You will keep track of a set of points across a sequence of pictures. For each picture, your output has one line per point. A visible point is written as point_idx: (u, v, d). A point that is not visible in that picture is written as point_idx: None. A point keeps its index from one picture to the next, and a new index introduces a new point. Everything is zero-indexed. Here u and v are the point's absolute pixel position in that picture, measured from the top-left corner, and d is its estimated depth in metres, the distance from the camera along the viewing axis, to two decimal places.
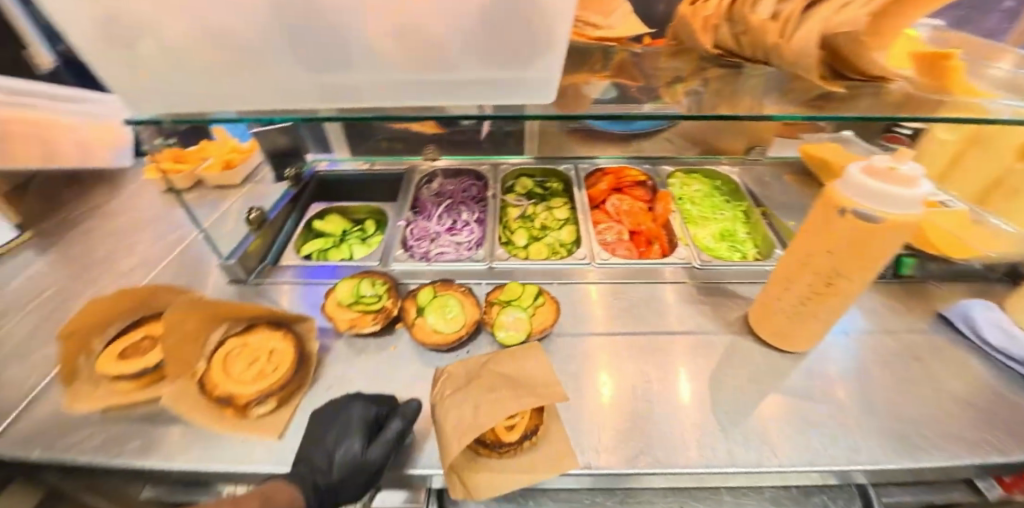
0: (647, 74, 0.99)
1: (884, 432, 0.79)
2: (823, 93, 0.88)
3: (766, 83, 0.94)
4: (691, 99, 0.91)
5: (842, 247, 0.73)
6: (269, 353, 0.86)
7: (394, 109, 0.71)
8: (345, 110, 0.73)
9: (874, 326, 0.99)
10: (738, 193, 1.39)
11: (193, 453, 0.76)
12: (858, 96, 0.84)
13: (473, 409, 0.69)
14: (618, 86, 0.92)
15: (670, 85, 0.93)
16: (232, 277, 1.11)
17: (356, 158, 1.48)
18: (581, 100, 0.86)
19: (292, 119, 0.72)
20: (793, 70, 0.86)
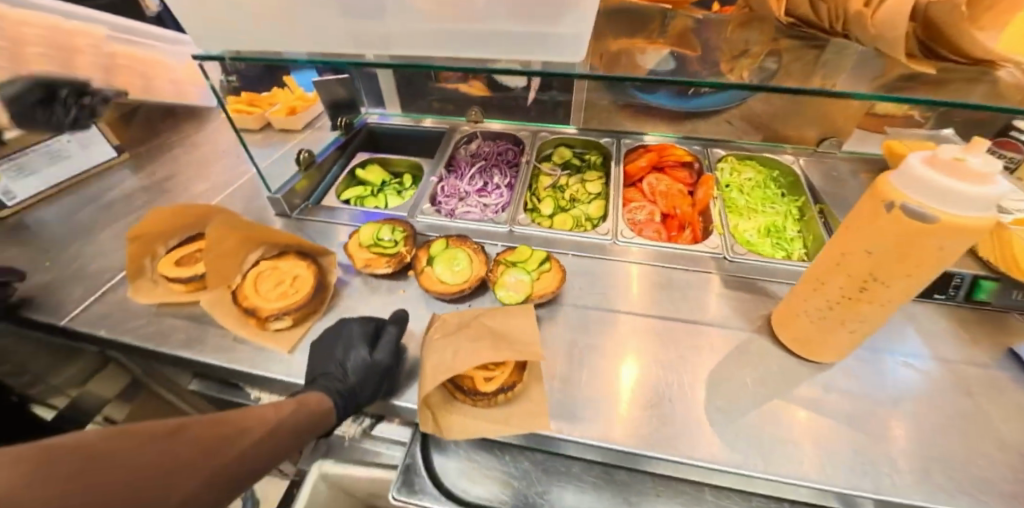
0: (711, 45, 0.91)
1: (901, 463, 0.70)
2: (905, 75, 0.75)
3: (838, 61, 0.83)
4: (761, 78, 0.81)
5: (884, 247, 0.63)
6: (293, 278, 0.95)
7: (433, 60, 0.79)
8: (396, 59, 0.81)
9: (925, 351, 0.85)
10: (796, 187, 1.26)
11: (217, 352, 0.88)
12: (950, 82, 0.72)
13: (451, 354, 0.72)
14: (676, 59, 0.85)
15: (738, 59, 0.85)
16: (278, 210, 1.22)
17: (405, 114, 1.55)
18: (625, 67, 0.82)
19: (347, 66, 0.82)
20: (876, 46, 0.75)
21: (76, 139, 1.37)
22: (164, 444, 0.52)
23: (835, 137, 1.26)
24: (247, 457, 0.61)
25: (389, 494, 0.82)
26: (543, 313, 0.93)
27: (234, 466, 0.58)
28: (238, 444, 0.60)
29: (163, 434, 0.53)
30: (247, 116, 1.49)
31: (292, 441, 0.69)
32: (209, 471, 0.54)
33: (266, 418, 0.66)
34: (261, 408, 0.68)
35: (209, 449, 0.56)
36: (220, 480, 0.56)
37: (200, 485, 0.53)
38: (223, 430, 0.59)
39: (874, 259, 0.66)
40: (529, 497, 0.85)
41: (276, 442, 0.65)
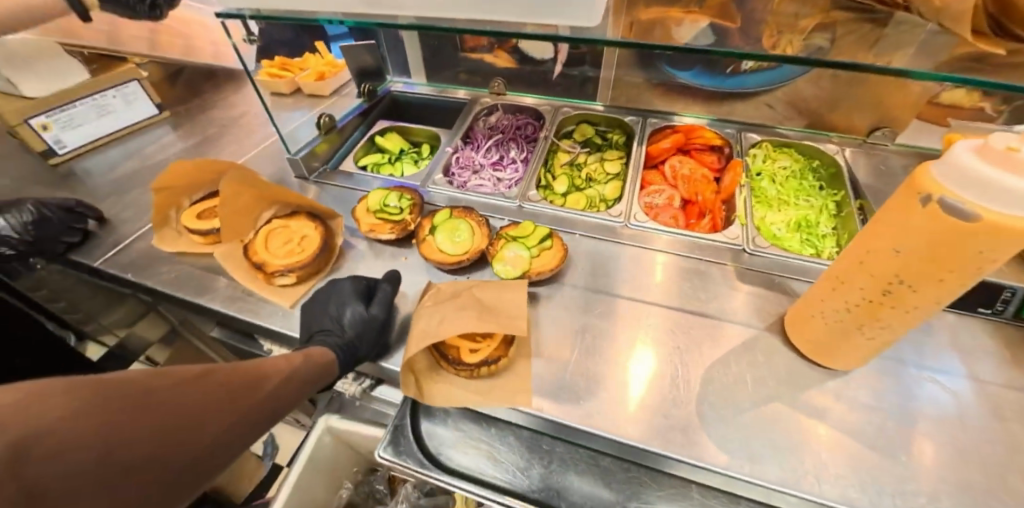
0: (754, 16, 0.82)
1: (908, 484, 0.64)
2: (972, 55, 0.65)
3: (897, 36, 0.73)
4: (810, 56, 0.72)
5: (918, 244, 0.55)
6: (301, 238, 0.97)
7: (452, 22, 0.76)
8: (415, 20, 0.78)
9: (959, 369, 0.76)
10: (836, 180, 1.16)
11: (226, 302, 0.92)
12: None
13: (438, 321, 0.73)
14: (715, 32, 0.77)
15: (783, 33, 0.76)
16: (297, 172, 1.26)
17: (431, 84, 1.53)
18: (654, 36, 0.75)
19: (366, 26, 0.80)
20: (940, 22, 0.66)
21: (120, 95, 1.44)
22: (196, 384, 0.56)
23: (890, 127, 1.13)
24: (268, 401, 0.65)
25: (375, 451, 0.85)
26: (540, 291, 0.90)
27: (257, 409, 0.62)
28: (259, 389, 0.64)
29: (193, 376, 0.56)
30: (278, 80, 1.52)
31: (303, 390, 0.73)
32: (236, 411, 0.59)
33: (280, 368, 0.70)
34: (274, 358, 0.72)
35: (233, 392, 0.60)
36: (247, 420, 0.60)
37: (230, 423, 0.57)
38: (243, 376, 0.63)
39: (902, 260, 0.57)
40: (508, 472, 0.85)
41: (291, 390, 0.70)
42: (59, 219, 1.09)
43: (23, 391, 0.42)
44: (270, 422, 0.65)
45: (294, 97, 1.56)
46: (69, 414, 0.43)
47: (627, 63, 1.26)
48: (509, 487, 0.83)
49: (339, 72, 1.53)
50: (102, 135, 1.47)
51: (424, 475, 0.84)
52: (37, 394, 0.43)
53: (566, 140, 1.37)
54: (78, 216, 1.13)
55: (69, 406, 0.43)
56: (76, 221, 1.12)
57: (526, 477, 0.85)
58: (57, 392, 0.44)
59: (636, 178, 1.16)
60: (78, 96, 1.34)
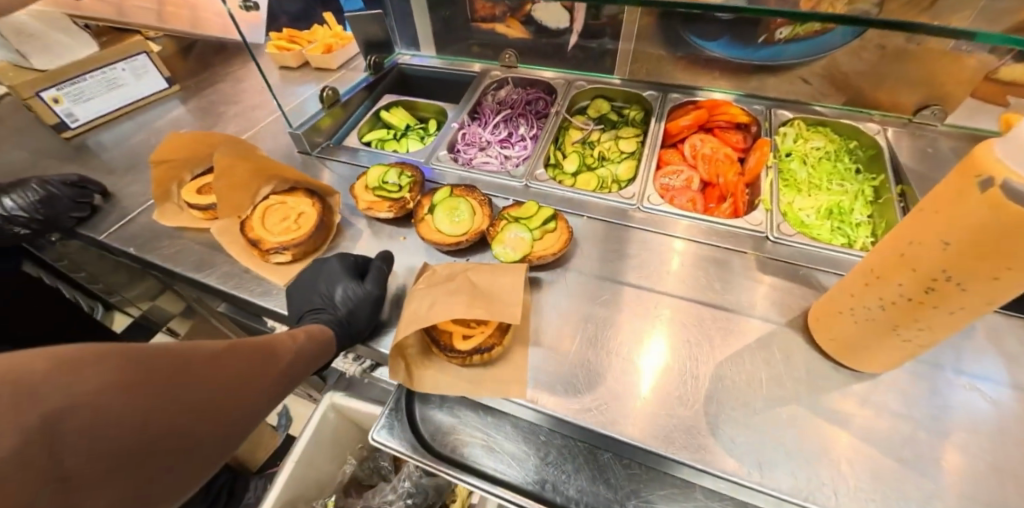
0: None
1: (940, 503, 0.57)
2: None
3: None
4: (859, 18, 0.62)
5: (968, 237, 0.47)
6: (298, 215, 0.94)
7: None
8: None
9: (1003, 376, 0.68)
10: (875, 162, 1.05)
11: (222, 279, 0.90)
12: None
13: (428, 305, 0.69)
14: None
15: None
16: (299, 147, 1.22)
17: (441, 57, 1.46)
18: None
19: None
20: None
21: (129, 68, 1.41)
22: (213, 363, 0.56)
23: (942, 105, 1.02)
24: (281, 380, 0.65)
25: (369, 435, 0.83)
26: (542, 276, 0.85)
27: (271, 389, 0.62)
28: (273, 368, 0.64)
29: (211, 354, 0.56)
30: (286, 53, 1.49)
31: (311, 369, 0.73)
32: (252, 390, 0.59)
33: (291, 347, 0.69)
34: (280, 335, 0.71)
35: (247, 371, 0.60)
36: (263, 399, 0.60)
37: (247, 402, 0.57)
38: (256, 355, 0.63)
39: (950, 255, 0.50)
40: (503, 462, 0.82)
41: (300, 369, 0.69)
42: (64, 195, 1.09)
43: (55, 362, 0.42)
44: (284, 398, 0.66)
45: (301, 71, 1.52)
46: (100, 389, 0.43)
47: (648, 33, 1.16)
48: (503, 478, 0.80)
49: (347, 44, 1.46)
50: (113, 109, 1.44)
51: (418, 461, 0.82)
52: (70, 365, 0.42)
53: (579, 116, 1.30)
54: (83, 192, 1.13)
55: (99, 381, 0.43)
56: (83, 197, 1.12)
57: (521, 469, 0.82)
58: (87, 364, 0.44)
59: (652, 159, 1.08)
60: (89, 68, 1.30)
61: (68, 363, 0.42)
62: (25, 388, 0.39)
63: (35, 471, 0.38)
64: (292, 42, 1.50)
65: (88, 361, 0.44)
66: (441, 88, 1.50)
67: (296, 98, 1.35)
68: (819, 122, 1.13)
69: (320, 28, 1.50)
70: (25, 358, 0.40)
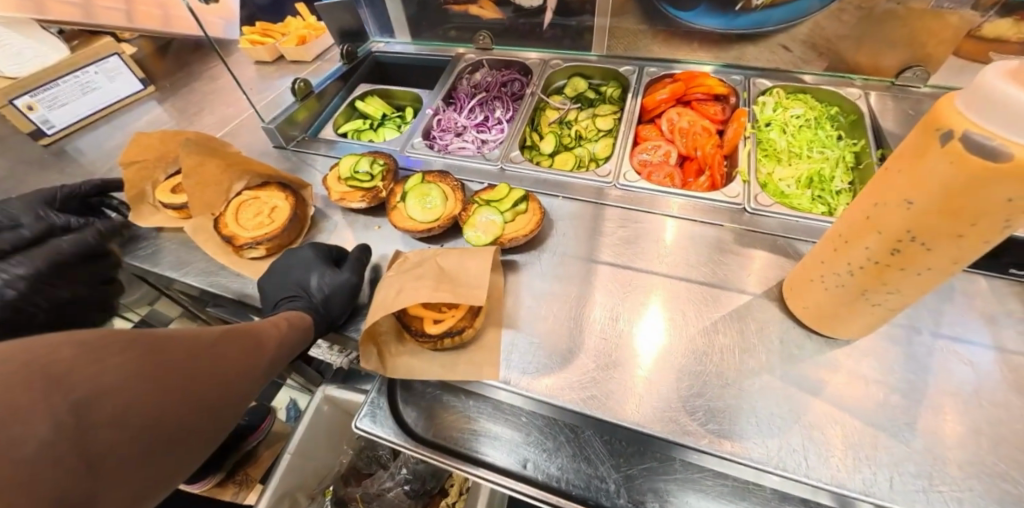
0: None
1: (912, 464, 0.57)
2: None
3: None
4: None
5: (929, 194, 0.46)
6: (271, 209, 0.94)
7: None
8: None
9: (982, 337, 0.68)
10: (856, 126, 1.03)
11: (200, 275, 0.90)
12: None
13: (395, 293, 0.69)
14: None
15: None
16: (275, 142, 1.20)
17: (418, 43, 1.43)
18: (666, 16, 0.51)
19: None
20: None
21: (101, 71, 1.37)
22: (208, 352, 0.56)
23: (926, 66, 0.99)
24: (269, 366, 0.65)
25: (352, 423, 0.81)
26: (517, 259, 0.85)
27: (260, 375, 0.63)
28: (261, 354, 0.64)
29: (204, 342, 0.57)
30: (260, 47, 1.45)
31: (296, 354, 0.73)
32: (243, 377, 0.59)
33: (274, 334, 0.68)
34: (261, 323, 0.70)
35: (239, 359, 0.60)
36: (253, 387, 0.61)
37: (242, 388, 0.58)
38: (245, 342, 0.63)
39: (915, 215, 0.48)
40: (486, 444, 0.84)
41: (285, 355, 0.70)
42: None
43: (69, 355, 0.43)
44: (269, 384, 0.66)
45: (277, 64, 1.50)
46: (115, 380, 0.44)
47: (625, 8, 1.13)
48: (486, 460, 0.82)
49: (321, 34, 1.44)
50: (89, 113, 1.42)
51: (403, 448, 0.81)
52: (84, 358, 0.43)
53: (557, 96, 1.29)
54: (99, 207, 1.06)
55: (111, 372, 0.44)
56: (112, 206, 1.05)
57: (504, 450, 0.84)
58: (99, 354, 0.45)
59: (627, 136, 1.06)
60: (61, 74, 1.27)
61: (84, 355, 0.43)
62: (49, 377, 0.40)
63: (64, 462, 0.39)
64: (265, 35, 1.46)
65: (99, 352, 0.45)
66: (419, 75, 1.48)
67: (272, 93, 1.33)
68: (798, 89, 1.11)
69: (293, 19, 1.48)
70: (38, 354, 0.41)
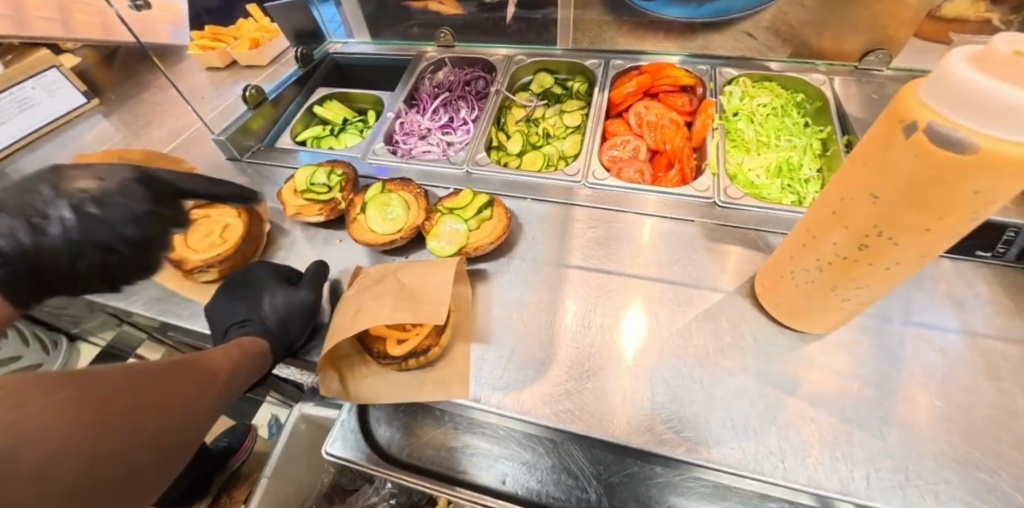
0: None
1: (887, 458, 0.57)
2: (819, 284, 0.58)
3: (821, 286, 0.58)
4: None
5: (894, 189, 0.45)
6: (224, 228, 0.88)
7: None
8: None
9: (953, 323, 0.68)
10: (822, 112, 1.03)
11: (149, 301, 0.85)
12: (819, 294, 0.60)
13: (354, 313, 0.66)
14: None
15: None
16: (227, 154, 1.13)
17: (379, 42, 1.37)
18: None
19: None
20: (834, 252, 0.54)
21: (37, 85, 1.28)
22: (149, 388, 0.52)
23: (887, 49, 0.99)
24: (217, 401, 0.60)
25: (322, 449, 0.78)
26: (486, 267, 0.82)
27: (210, 409, 0.59)
28: (210, 388, 0.59)
29: (146, 378, 0.52)
30: (211, 52, 1.36)
31: (249, 382, 0.68)
32: (189, 414, 0.55)
33: (224, 362, 0.63)
34: (210, 351, 0.64)
35: (184, 394, 0.55)
36: (201, 422, 0.57)
37: (185, 428, 0.53)
38: (191, 375, 0.58)
39: (881, 209, 0.47)
40: (465, 461, 0.82)
41: (236, 384, 0.65)
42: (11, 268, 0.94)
43: None
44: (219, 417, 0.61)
45: (230, 70, 1.41)
46: (41, 427, 0.40)
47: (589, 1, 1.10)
48: (465, 476, 0.80)
49: (275, 37, 1.35)
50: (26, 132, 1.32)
51: (378, 471, 0.78)
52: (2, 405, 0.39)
53: (522, 93, 1.26)
54: None
55: (36, 419, 0.40)
56: None
57: (484, 466, 0.82)
58: (19, 400, 0.40)
59: (594, 132, 1.04)
60: None
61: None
62: None
63: None
64: (216, 40, 1.37)
65: (20, 397, 0.40)
66: (380, 75, 1.42)
67: (224, 102, 1.26)
68: (764, 77, 1.10)
69: (245, 21, 1.39)
70: None
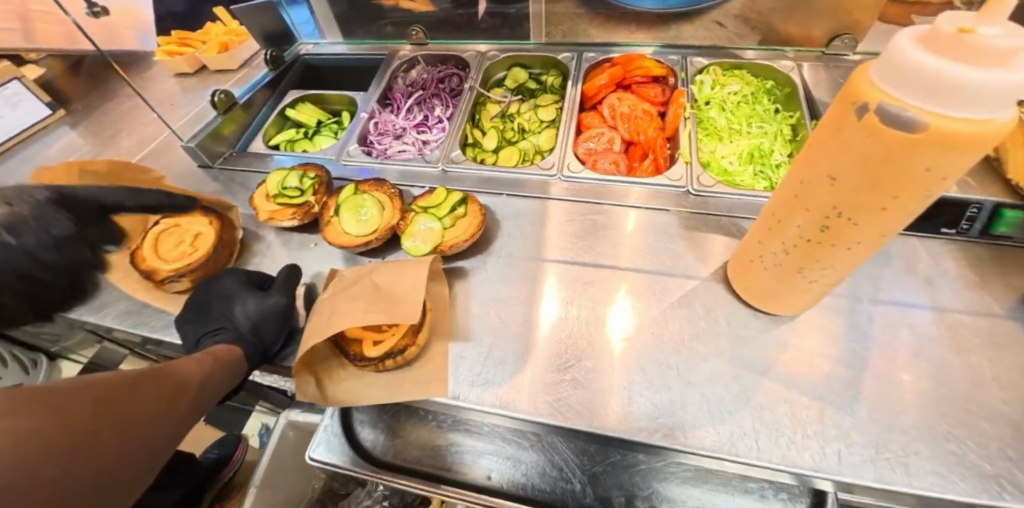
0: None
1: (858, 434, 0.58)
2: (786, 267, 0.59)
3: (788, 269, 0.60)
4: None
5: (848, 170, 0.45)
6: (195, 236, 0.87)
7: None
8: None
9: (920, 299, 0.70)
10: (791, 98, 1.04)
11: (120, 314, 0.83)
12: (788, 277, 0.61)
13: (328, 316, 0.66)
14: None
15: None
16: (198, 161, 1.11)
17: (351, 42, 1.36)
18: None
19: None
20: (797, 235, 0.56)
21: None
22: (117, 401, 0.51)
23: (853, 34, 1.01)
24: (187, 414, 0.59)
25: (305, 454, 0.76)
26: (463, 264, 0.81)
27: (182, 419, 0.58)
28: (180, 401, 0.58)
29: (114, 391, 0.51)
30: (178, 57, 1.32)
31: (224, 390, 0.67)
32: (155, 429, 0.54)
33: (197, 372, 0.62)
34: (181, 360, 0.63)
35: (153, 406, 0.54)
36: (172, 434, 0.56)
37: (151, 443, 0.52)
38: (162, 387, 0.57)
39: (839, 190, 0.48)
40: (452, 459, 0.83)
41: (210, 393, 0.64)
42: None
43: None
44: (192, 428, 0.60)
45: (199, 76, 1.37)
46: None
47: None
48: (453, 474, 0.82)
49: (244, 40, 1.32)
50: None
51: (364, 474, 0.77)
52: None
53: (497, 88, 1.25)
54: None
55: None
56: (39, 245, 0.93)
57: (471, 462, 0.83)
58: None
59: (568, 125, 1.04)
60: None
61: None
62: None
63: None
64: (183, 45, 1.34)
65: None
66: (354, 76, 1.41)
67: (194, 108, 1.24)
68: (734, 65, 1.11)
69: (213, 25, 1.35)
70: None
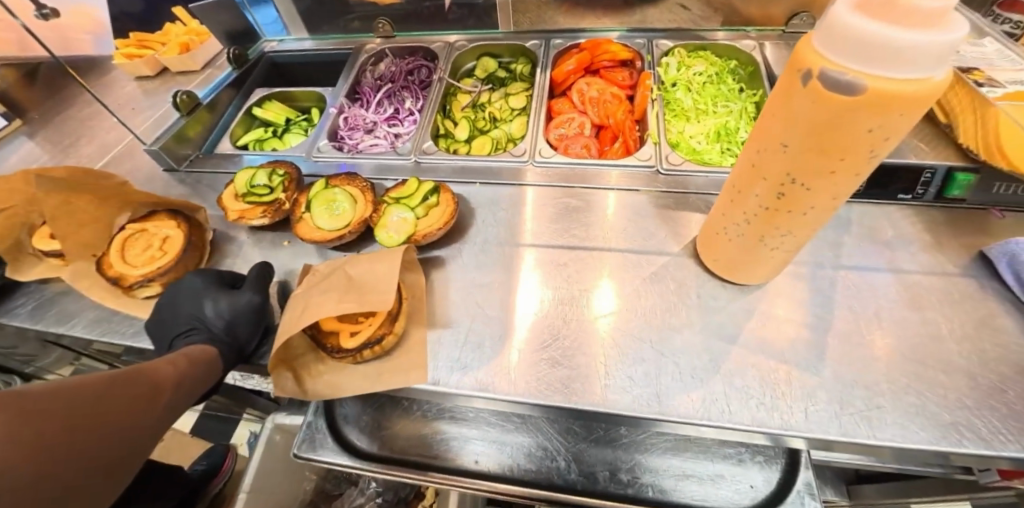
0: None
1: (824, 392, 0.60)
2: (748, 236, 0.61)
3: (752, 239, 0.62)
4: None
5: (797, 136, 0.47)
6: (164, 240, 0.85)
7: None
8: None
9: (878, 261, 0.73)
10: (754, 76, 1.07)
11: (89, 323, 0.81)
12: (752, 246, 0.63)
13: (301, 309, 0.65)
14: None
15: None
16: (163, 165, 1.08)
17: (316, 37, 1.33)
18: None
19: None
20: (756, 205, 0.58)
21: None
22: (83, 407, 0.50)
23: (810, 11, 1.04)
24: (163, 415, 0.58)
25: (289, 452, 0.76)
26: (439, 253, 0.82)
27: (157, 422, 0.57)
28: (156, 401, 0.57)
29: (80, 396, 0.50)
30: (137, 60, 1.27)
31: (201, 391, 0.66)
32: (125, 434, 0.52)
33: (171, 373, 0.61)
34: (155, 362, 0.62)
35: (124, 410, 0.53)
36: (146, 437, 0.55)
37: (123, 446, 0.52)
38: (136, 388, 0.56)
39: (792, 156, 0.49)
40: (439, 447, 0.84)
41: (186, 395, 0.63)
42: None
43: None
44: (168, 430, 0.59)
45: (161, 78, 1.33)
46: None
47: None
48: (441, 461, 0.82)
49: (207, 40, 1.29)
50: None
51: (351, 468, 0.78)
52: None
53: (467, 79, 1.25)
54: None
55: None
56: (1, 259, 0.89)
57: (459, 449, 0.84)
58: None
59: (539, 112, 1.05)
60: None
61: None
62: None
63: None
64: (142, 47, 1.28)
65: None
66: (322, 72, 1.39)
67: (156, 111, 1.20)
68: (698, 47, 1.13)
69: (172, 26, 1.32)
70: None
